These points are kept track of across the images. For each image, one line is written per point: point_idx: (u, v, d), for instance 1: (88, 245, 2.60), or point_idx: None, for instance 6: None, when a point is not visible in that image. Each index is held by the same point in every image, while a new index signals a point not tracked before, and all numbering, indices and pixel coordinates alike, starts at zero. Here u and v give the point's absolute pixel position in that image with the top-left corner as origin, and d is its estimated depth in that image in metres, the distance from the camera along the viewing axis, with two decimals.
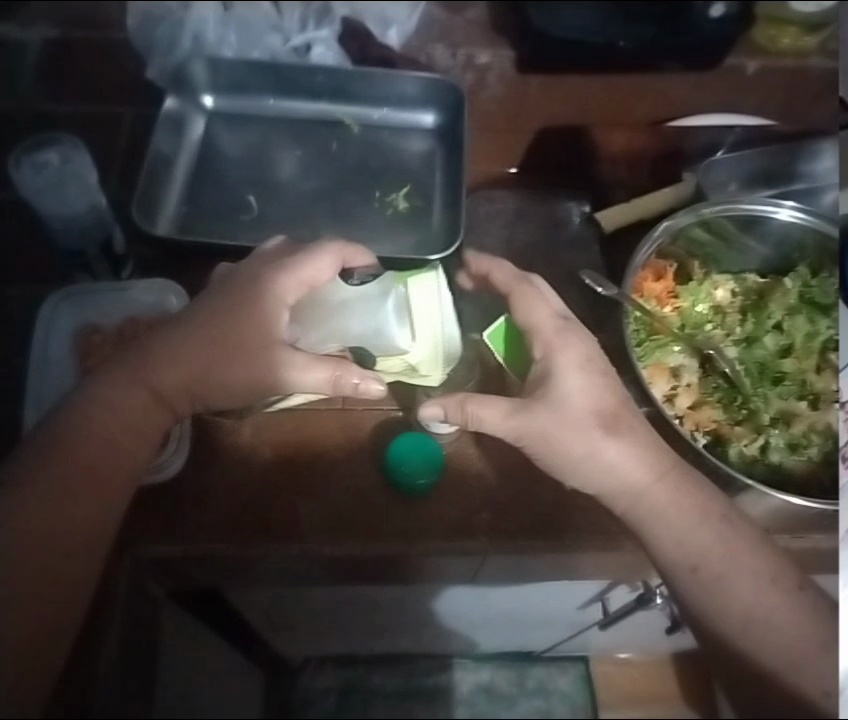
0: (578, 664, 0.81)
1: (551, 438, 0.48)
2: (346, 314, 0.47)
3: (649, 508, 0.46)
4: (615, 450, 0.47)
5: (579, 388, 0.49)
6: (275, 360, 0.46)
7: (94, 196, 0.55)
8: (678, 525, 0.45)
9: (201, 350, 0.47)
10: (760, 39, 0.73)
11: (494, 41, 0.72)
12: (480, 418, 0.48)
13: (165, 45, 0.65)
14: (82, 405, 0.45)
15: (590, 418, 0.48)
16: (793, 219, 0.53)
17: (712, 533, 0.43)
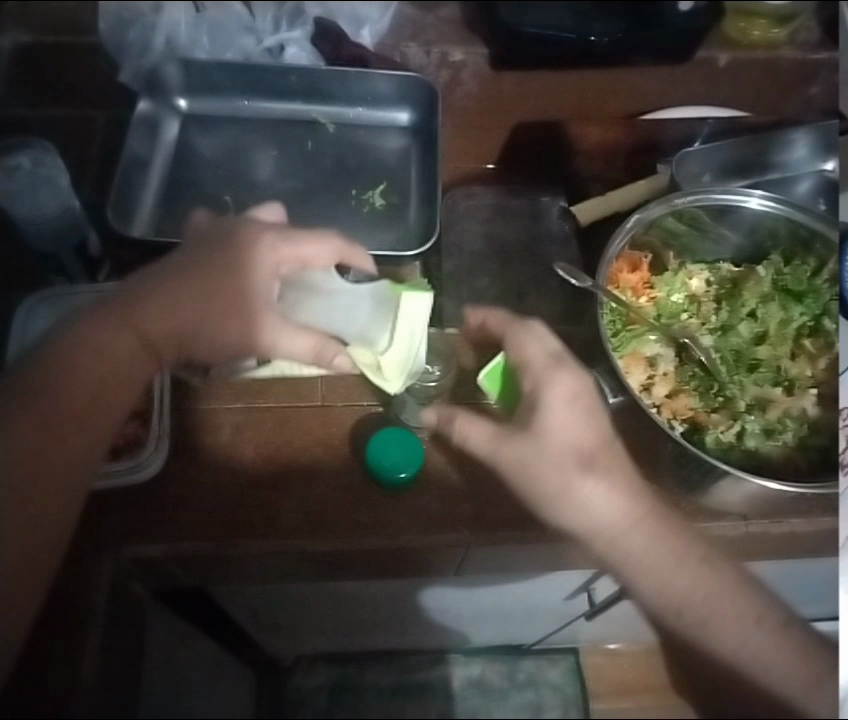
0: (568, 656, 0.71)
1: (528, 465, 0.48)
2: (332, 303, 0.49)
3: (621, 551, 0.41)
4: (599, 487, 0.44)
5: (567, 415, 0.46)
6: (261, 326, 0.48)
7: (66, 198, 0.56)
8: (659, 571, 0.39)
9: (193, 304, 0.49)
10: (731, 31, 0.70)
11: (468, 37, 0.70)
12: (465, 435, 0.49)
13: (137, 48, 0.63)
14: (71, 351, 0.46)
15: (572, 450, 0.45)
16: (764, 208, 0.55)
17: (695, 577, 0.38)
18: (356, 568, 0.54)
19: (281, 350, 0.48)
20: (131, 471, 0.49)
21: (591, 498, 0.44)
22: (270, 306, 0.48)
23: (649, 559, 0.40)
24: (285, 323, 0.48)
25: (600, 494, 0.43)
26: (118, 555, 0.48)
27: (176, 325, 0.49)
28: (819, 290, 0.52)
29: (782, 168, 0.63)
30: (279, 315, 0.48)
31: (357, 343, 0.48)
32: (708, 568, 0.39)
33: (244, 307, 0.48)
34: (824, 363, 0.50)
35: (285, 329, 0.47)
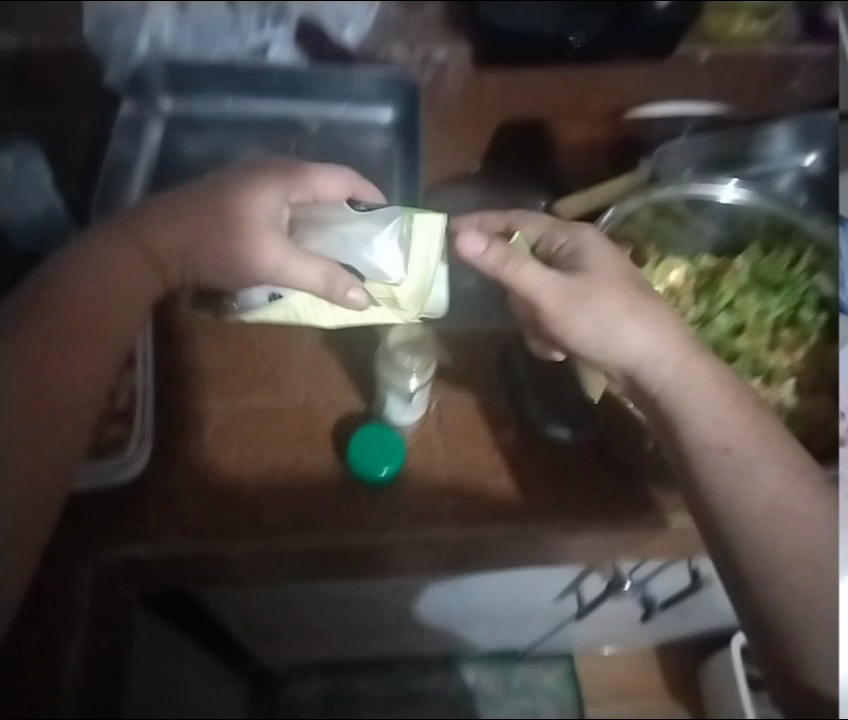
0: (563, 663, 0.93)
1: (573, 305, 0.46)
2: (340, 233, 0.44)
3: (679, 387, 0.45)
4: (649, 312, 0.47)
5: (604, 254, 0.48)
6: (254, 240, 0.46)
7: (52, 198, 0.51)
8: (710, 408, 0.45)
9: (200, 218, 0.48)
10: (711, 26, 0.73)
11: (451, 36, 0.71)
12: (520, 281, 0.45)
13: (121, 49, 0.64)
14: (76, 270, 0.47)
15: (626, 279, 0.47)
16: (738, 199, 0.54)
17: (742, 417, 0.45)
18: (344, 565, 0.54)
19: (286, 277, 0.44)
20: (118, 468, 0.50)
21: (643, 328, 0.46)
22: (279, 226, 0.47)
23: (688, 397, 0.45)
24: (294, 248, 0.45)
25: (645, 327, 0.46)
26: (100, 556, 0.49)
27: (182, 241, 0.48)
28: (796, 283, 0.54)
29: (762, 162, 0.64)
30: (285, 236, 0.46)
31: (367, 271, 0.43)
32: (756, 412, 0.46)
33: (247, 224, 0.47)
34: (801, 353, 0.53)
35: (288, 255, 0.44)
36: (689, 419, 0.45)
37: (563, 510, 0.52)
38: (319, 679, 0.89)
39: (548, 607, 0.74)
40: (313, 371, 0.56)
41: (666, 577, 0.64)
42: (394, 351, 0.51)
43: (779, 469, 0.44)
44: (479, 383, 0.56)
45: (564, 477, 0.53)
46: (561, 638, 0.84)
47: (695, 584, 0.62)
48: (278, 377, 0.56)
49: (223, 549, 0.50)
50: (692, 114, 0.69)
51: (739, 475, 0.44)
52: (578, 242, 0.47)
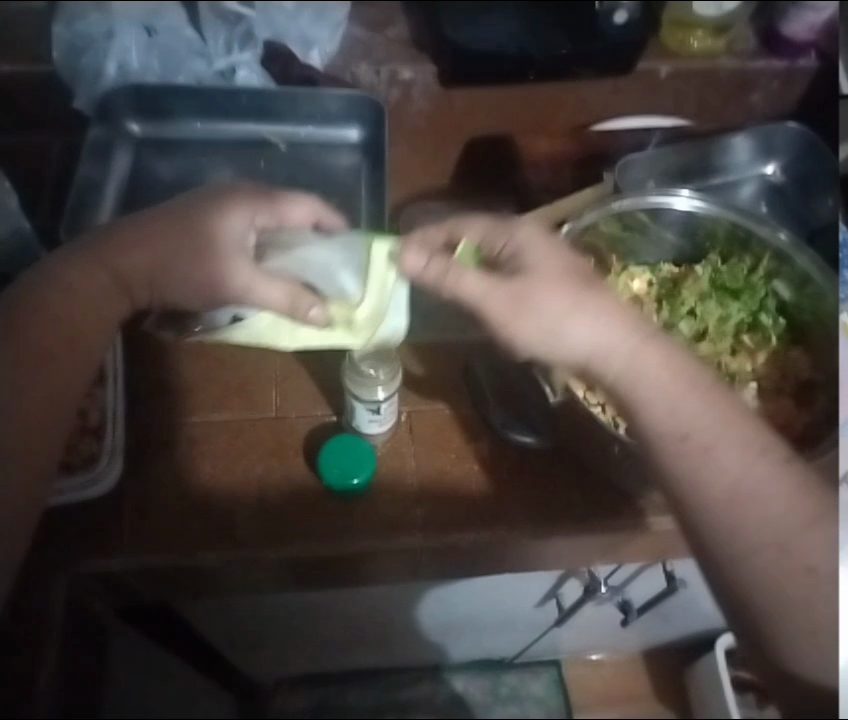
0: (551, 668, 0.92)
1: (521, 303, 0.45)
2: (307, 256, 0.49)
3: (638, 376, 0.45)
4: (596, 308, 0.46)
5: (541, 254, 0.47)
6: (227, 270, 0.48)
7: (18, 222, 0.53)
8: (670, 393, 0.44)
9: (162, 243, 0.48)
10: (669, 43, 0.71)
11: (416, 54, 0.70)
12: (461, 287, 0.45)
13: (91, 75, 0.62)
14: (43, 294, 0.46)
15: (564, 275, 0.46)
16: (692, 206, 0.56)
17: (702, 400, 0.44)
18: (319, 575, 0.54)
19: (253, 299, 0.48)
20: (87, 484, 0.50)
21: (590, 327, 0.45)
22: (243, 249, 0.48)
23: (649, 385, 0.45)
24: (257, 271, 0.48)
25: (590, 324, 0.45)
26: (71, 574, 0.49)
27: (148, 264, 0.48)
28: (755, 287, 0.56)
29: (724, 171, 0.67)
30: (251, 263, 0.48)
31: (333, 293, 0.49)
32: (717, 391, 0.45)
33: (216, 254, 0.48)
34: (762, 357, 0.54)
35: (253, 278, 0.48)
36: (655, 408, 0.44)
37: (533, 514, 0.53)
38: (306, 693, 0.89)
39: (530, 614, 0.74)
40: (284, 384, 0.57)
41: (645, 581, 0.65)
42: (358, 363, 0.51)
43: (742, 438, 0.43)
44: (447, 392, 0.57)
45: (533, 480, 0.54)
46: (546, 645, 0.85)
47: (670, 586, 0.63)
48: (249, 392, 0.56)
49: (198, 561, 0.51)
50: (657, 126, 0.69)
51: (706, 464, 0.43)
52: (517, 242, 0.47)
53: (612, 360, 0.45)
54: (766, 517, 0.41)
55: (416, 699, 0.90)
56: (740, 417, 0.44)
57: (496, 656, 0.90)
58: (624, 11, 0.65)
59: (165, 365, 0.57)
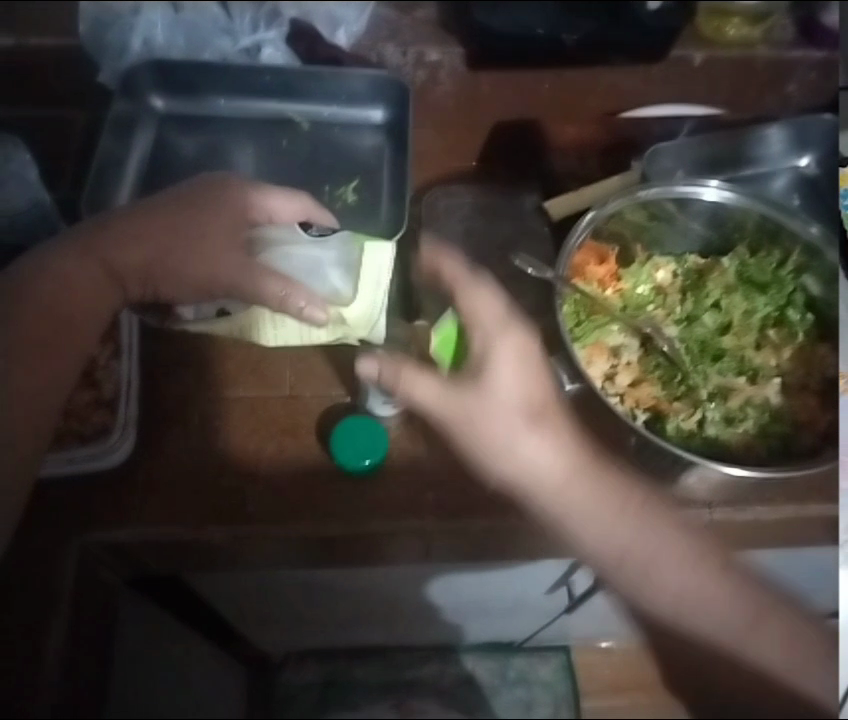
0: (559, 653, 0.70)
1: (476, 416, 0.50)
2: (296, 250, 0.50)
3: (566, 497, 0.46)
4: (535, 444, 0.47)
5: (503, 381, 0.49)
6: (237, 261, 0.50)
7: (38, 194, 0.53)
8: (602, 517, 0.45)
9: (165, 231, 0.53)
10: (705, 30, 0.69)
11: (445, 38, 0.71)
12: (412, 387, 0.51)
13: (115, 49, 0.64)
14: (39, 277, 0.49)
15: (514, 410, 0.49)
16: (721, 195, 0.56)
17: (630, 530, 0.45)
18: (333, 557, 0.56)
19: (250, 295, 0.50)
20: (102, 453, 0.52)
21: (527, 458, 0.48)
22: (237, 243, 0.51)
23: (572, 516, 0.46)
24: (256, 268, 0.49)
25: (542, 443, 0.47)
26: (84, 542, 0.49)
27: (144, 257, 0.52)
28: (783, 282, 0.54)
29: (758, 163, 0.63)
30: (244, 258, 0.50)
31: (324, 288, 0.50)
32: (646, 515, 0.45)
33: (214, 249, 0.51)
34: (788, 352, 0.52)
35: (255, 272, 0.49)
36: (578, 542, 0.46)
37: None
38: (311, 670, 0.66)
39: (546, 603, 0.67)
40: (298, 365, 0.57)
41: None
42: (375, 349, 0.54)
43: (673, 556, 0.44)
44: None
45: None
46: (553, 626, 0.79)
47: None
48: (264, 369, 0.55)
49: (209, 535, 0.52)
50: (689, 116, 0.67)
51: (644, 585, 0.44)
52: (489, 338, 0.51)
53: (542, 487, 0.47)
54: (709, 623, 0.44)
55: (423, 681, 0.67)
56: (662, 554, 0.44)
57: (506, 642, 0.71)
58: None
59: (175, 344, 0.56)
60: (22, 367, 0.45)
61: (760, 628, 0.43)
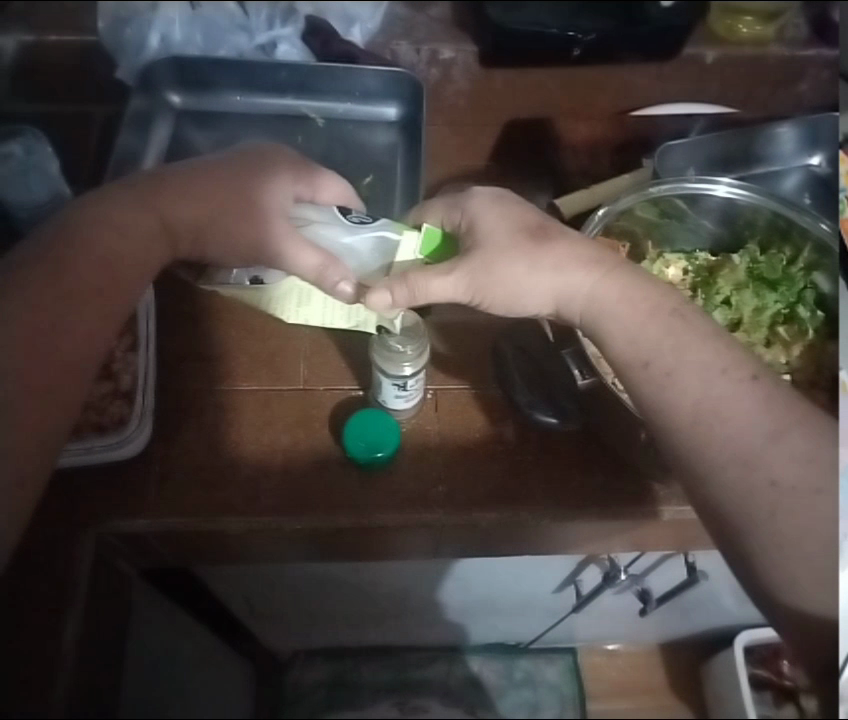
0: (565, 657, 0.97)
1: (492, 269, 0.49)
2: (334, 231, 0.51)
3: (597, 308, 0.48)
4: (552, 256, 0.49)
5: (500, 216, 0.51)
6: (277, 231, 0.50)
7: (57, 186, 0.54)
8: (629, 322, 0.47)
9: (212, 193, 0.52)
10: (717, 29, 0.69)
11: (459, 35, 0.70)
12: (427, 287, 0.48)
13: (134, 45, 0.64)
14: (92, 223, 0.48)
15: (519, 236, 0.50)
16: (732, 194, 0.56)
17: (660, 326, 0.46)
18: (337, 548, 0.55)
19: (288, 264, 0.50)
20: (115, 446, 0.50)
21: (550, 269, 0.49)
22: (283, 216, 0.52)
23: (612, 310, 0.48)
24: (295, 236, 0.50)
25: (548, 277, 0.49)
26: (101, 528, 0.50)
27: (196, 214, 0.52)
28: (794, 279, 0.56)
29: (767, 161, 0.65)
30: (289, 228, 0.51)
31: (356, 269, 0.51)
32: (675, 322, 0.46)
33: (264, 214, 0.52)
34: (797, 350, 0.53)
35: (291, 241, 0.50)
36: (618, 331, 0.47)
37: (553, 493, 0.53)
38: (323, 665, 0.94)
39: (548, 600, 0.78)
40: (312, 358, 0.58)
41: (666, 571, 0.67)
42: (390, 341, 0.52)
43: (700, 362, 0.44)
44: (473, 372, 0.58)
45: (557, 469, 0.54)
46: (564, 631, 0.90)
47: (690, 577, 0.64)
48: (278, 362, 0.57)
49: (221, 526, 0.51)
50: (700, 115, 0.67)
51: (664, 401, 0.44)
52: (471, 216, 0.51)
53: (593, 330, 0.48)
54: (727, 438, 0.41)
55: (431, 678, 0.96)
56: (693, 354, 0.44)
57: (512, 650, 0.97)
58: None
59: (200, 337, 0.57)
60: (54, 334, 0.45)
61: (780, 443, 0.40)
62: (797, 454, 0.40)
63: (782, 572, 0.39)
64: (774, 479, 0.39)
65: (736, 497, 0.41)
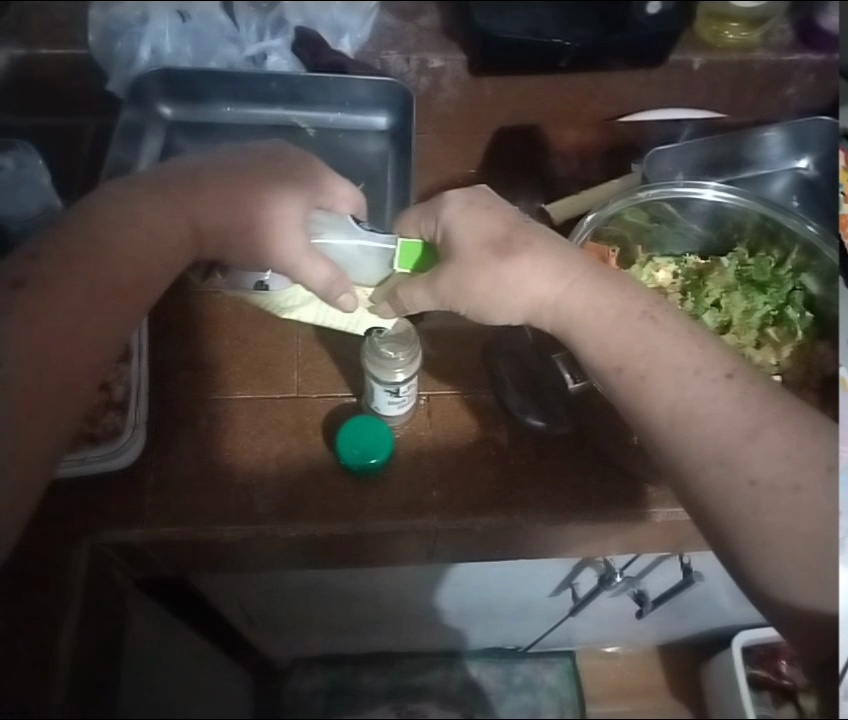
0: (564, 660, 1.00)
1: (470, 286, 0.48)
2: (342, 238, 0.52)
3: (572, 321, 0.48)
4: (517, 272, 0.48)
5: (471, 224, 0.50)
6: (294, 244, 0.51)
7: (51, 198, 0.54)
8: (602, 327, 0.47)
9: (246, 199, 0.51)
10: (703, 34, 0.67)
11: (447, 44, 0.68)
12: (413, 299, 0.50)
13: (126, 57, 0.61)
14: (120, 223, 0.48)
15: (484, 248, 0.49)
16: (718, 198, 0.56)
17: (631, 330, 0.46)
18: (332, 555, 0.56)
19: (298, 276, 0.52)
20: (109, 457, 0.51)
21: (514, 284, 0.48)
22: (301, 225, 0.52)
23: (584, 320, 0.47)
24: (308, 244, 0.51)
25: (528, 288, 0.48)
26: (94, 540, 0.50)
27: (228, 220, 0.52)
28: (782, 281, 0.57)
29: (757, 165, 0.67)
30: (304, 239, 0.51)
31: (360, 278, 0.52)
32: (645, 325, 0.46)
33: (286, 223, 0.51)
34: (787, 350, 0.55)
35: (305, 255, 0.51)
36: (590, 337, 0.47)
37: (546, 497, 0.54)
38: (320, 673, 0.95)
39: (545, 604, 0.78)
40: (305, 366, 0.58)
41: (661, 573, 0.68)
42: (381, 346, 0.52)
43: (674, 366, 0.44)
44: (465, 379, 0.58)
45: (552, 474, 0.54)
46: (562, 634, 0.90)
47: (686, 578, 0.65)
48: (270, 372, 0.57)
49: (215, 536, 0.51)
50: (688, 119, 0.67)
51: (648, 407, 0.44)
52: (443, 225, 0.50)
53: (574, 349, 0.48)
54: (705, 439, 0.42)
55: (431, 684, 0.94)
56: (672, 361, 0.44)
57: (512, 654, 0.98)
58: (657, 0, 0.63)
59: (189, 348, 0.57)
60: (61, 343, 0.44)
61: (757, 439, 0.41)
62: (775, 451, 0.40)
63: (766, 569, 0.39)
64: (753, 477, 0.40)
65: (719, 500, 0.41)
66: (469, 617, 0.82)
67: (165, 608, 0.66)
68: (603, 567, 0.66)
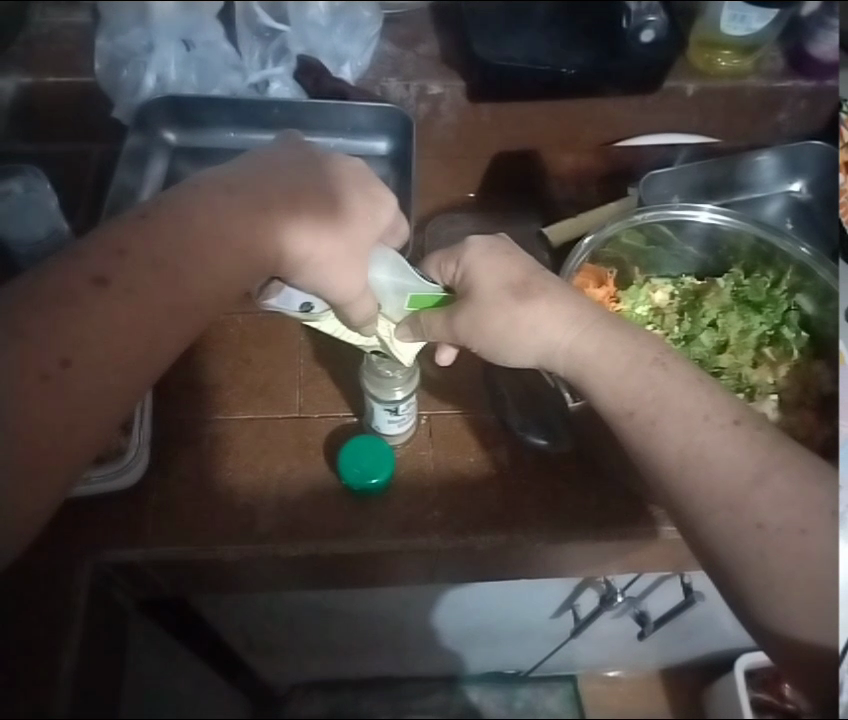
0: (566, 684, 0.99)
1: (477, 317, 0.49)
2: (388, 273, 0.50)
3: (582, 361, 0.47)
4: (532, 314, 0.48)
5: (489, 269, 0.50)
6: (362, 281, 0.49)
7: (57, 222, 0.56)
8: (611, 376, 0.46)
9: (329, 234, 0.49)
10: (696, 61, 0.66)
11: (445, 71, 0.68)
12: (431, 325, 0.50)
13: (130, 87, 0.60)
14: (199, 230, 0.46)
15: (504, 290, 0.49)
16: (713, 220, 0.57)
17: (641, 379, 0.45)
18: (331, 574, 0.55)
19: (343, 309, 0.50)
20: (116, 475, 0.51)
21: (529, 327, 0.48)
22: (363, 259, 0.49)
23: (598, 363, 0.47)
24: (365, 281, 0.49)
25: (532, 332, 0.48)
26: (96, 559, 0.50)
27: (307, 251, 0.48)
28: (777, 301, 0.59)
29: (750, 188, 0.68)
30: (362, 274, 0.49)
31: (388, 310, 0.51)
32: (656, 373, 0.45)
33: (350, 255, 0.49)
34: (784, 370, 0.56)
35: (361, 294, 0.49)
36: (599, 383, 0.46)
37: (545, 517, 0.54)
38: (321, 699, 0.94)
39: (545, 626, 0.78)
40: (308, 385, 0.58)
41: (661, 594, 0.68)
42: (377, 364, 0.53)
43: (683, 411, 0.43)
44: (467, 400, 0.58)
45: (552, 494, 0.55)
46: (562, 657, 0.90)
47: (687, 598, 0.65)
48: (273, 391, 0.58)
49: (216, 554, 0.51)
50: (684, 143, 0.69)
51: (655, 443, 0.43)
52: (465, 268, 0.51)
53: (583, 379, 0.48)
54: (714, 480, 0.41)
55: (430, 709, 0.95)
56: (678, 397, 0.44)
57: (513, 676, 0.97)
58: (650, 29, 0.61)
59: (195, 368, 0.58)
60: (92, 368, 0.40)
61: (765, 486, 0.40)
62: (783, 495, 0.39)
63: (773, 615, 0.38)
64: (761, 521, 0.39)
65: (727, 542, 0.40)
66: (468, 641, 0.82)
67: (166, 629, 0.66)
68: (603, 586, 0.66)
